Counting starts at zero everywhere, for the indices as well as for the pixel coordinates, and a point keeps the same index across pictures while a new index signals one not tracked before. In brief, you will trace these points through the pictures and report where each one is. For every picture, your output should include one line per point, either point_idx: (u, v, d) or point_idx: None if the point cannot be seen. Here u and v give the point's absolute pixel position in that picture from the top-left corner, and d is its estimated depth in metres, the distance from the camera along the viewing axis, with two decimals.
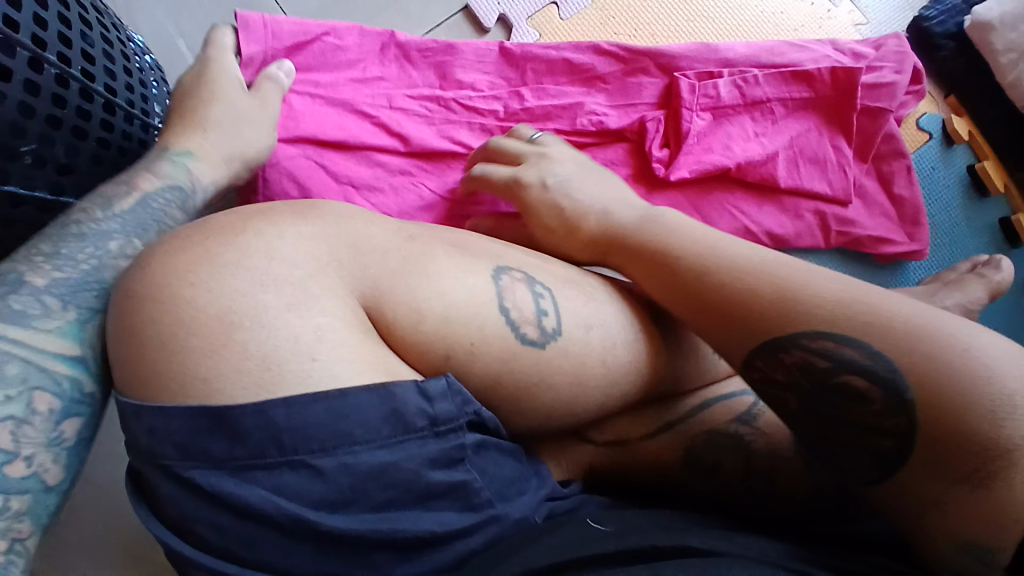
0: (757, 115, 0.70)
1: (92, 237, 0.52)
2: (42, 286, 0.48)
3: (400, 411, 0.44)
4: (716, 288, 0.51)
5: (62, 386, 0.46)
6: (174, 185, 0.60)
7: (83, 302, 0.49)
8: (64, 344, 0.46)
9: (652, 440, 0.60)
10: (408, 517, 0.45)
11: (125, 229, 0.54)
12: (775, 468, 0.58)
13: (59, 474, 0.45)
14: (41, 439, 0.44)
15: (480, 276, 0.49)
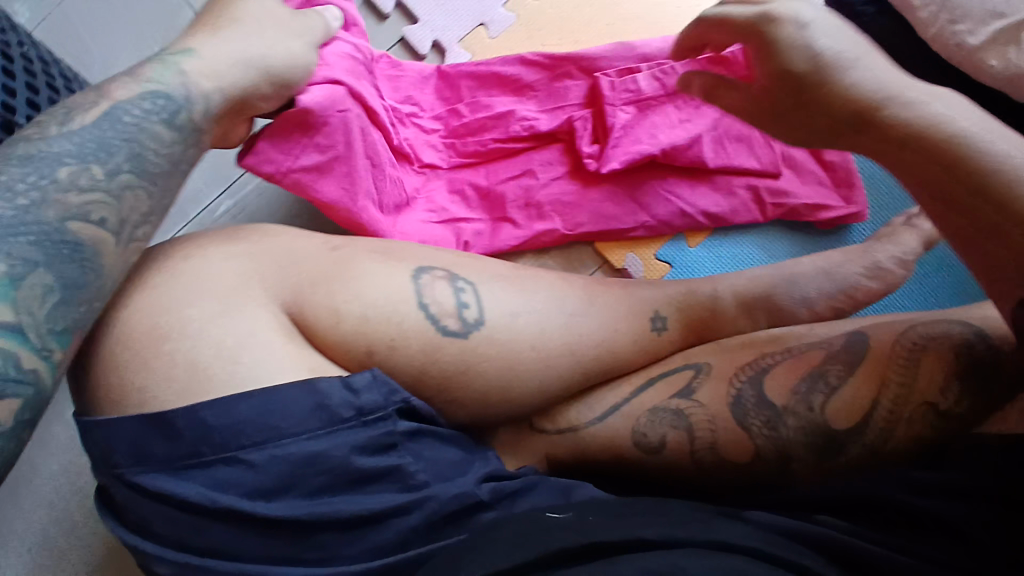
0: (679, 103, 0.71)
1: (38, 161, 0.47)
2: None
3: (325, 403, 0.49)
4: (1002, 186, 0.47)
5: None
6: (158, 92, 0.53)
7: (17, 251, 0.44)
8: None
9: (599, 423, 0.62)
10: (342, 500, 0.49)
11: (80, 154, 0.49)
12: (717, 437, 0.58)
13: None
14: None
15: (400, 277, 0.54)
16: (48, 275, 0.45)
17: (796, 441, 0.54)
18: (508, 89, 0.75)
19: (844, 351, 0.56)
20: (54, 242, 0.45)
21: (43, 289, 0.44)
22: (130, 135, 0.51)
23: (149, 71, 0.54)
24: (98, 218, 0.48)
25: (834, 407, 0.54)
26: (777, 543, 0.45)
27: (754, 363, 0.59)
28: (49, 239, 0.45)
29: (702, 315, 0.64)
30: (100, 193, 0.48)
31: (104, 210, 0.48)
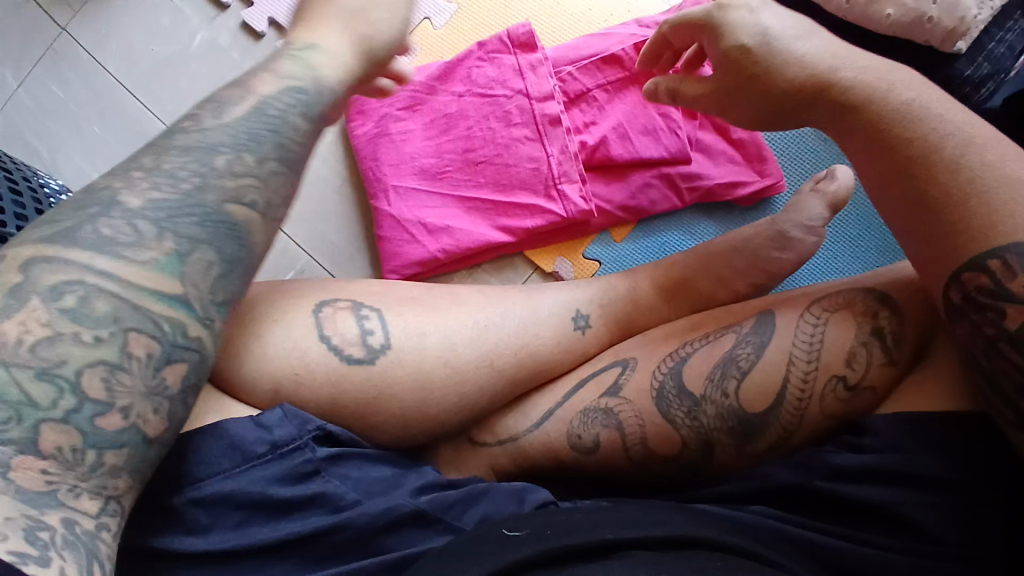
0: (583, 107, 0.73)
1: (198, 151, 0.46)
2: (135, 208, 0.44)
3: (237, 441, 0.51)
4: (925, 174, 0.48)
5: (162, 327, 0.43)
6: (297, 88, 0.51)
7: (182, 230, 0.44)
8: (160, 278, 0.43)
9: (537, 429, 0.62)
10: (268, 527, 0.51)
11: (234, 143, 0.47)
12: (644, 428, 0.58)
13: (154, 424, 0.43)
14: (139, 388, 0.42)
15: (301, 313, 0.57)
16: (205, 250, 0.45)
17: (716, 428, 0.55)
18: (423, 115, 0.74)
19: (752, 334, 0.56)
20: (213, 222, 0.45)
21: (205, 263, 0.45)
22: (273, 125, 0.49)
23: (283, 66, 0.52)
24: (253, 200, 0.47)
25: (746, 392, 0.54)
26: (735, 536, 0.48)
27: (674, 352, 0.59)
28: (211, 215, 0.45)
29: (622, 308, 0.65)
30: (258, 173, 0.48)
31: (255, 192, 0.47)
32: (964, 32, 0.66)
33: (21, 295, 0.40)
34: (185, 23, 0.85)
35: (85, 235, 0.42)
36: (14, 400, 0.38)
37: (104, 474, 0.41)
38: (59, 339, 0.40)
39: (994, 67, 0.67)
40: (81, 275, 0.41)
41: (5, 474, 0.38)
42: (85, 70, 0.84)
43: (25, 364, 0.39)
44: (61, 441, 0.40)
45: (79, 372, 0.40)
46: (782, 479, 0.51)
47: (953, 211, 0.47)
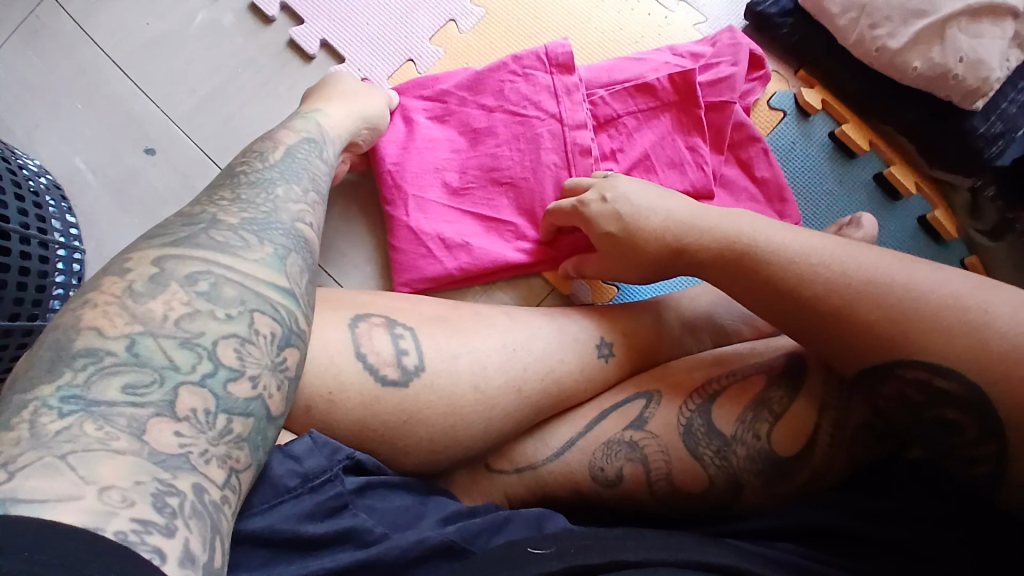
0: (612, 132, 0.73)
1: (262, 184, 0.53)
2: (237, 223, 0.49)
3: (268, 475, 0.48)
4: (826, 302, 0.51)
5: (278, 312, 0.46)
6: (309, 138, 0.61)
7: (275, 240, 0.49)
8: (270, 272, 0.47)
9: (558, 458, 0.61)
10: (295, 564, 0.47)
11: (285, 176, 0.55)
12: (671, 464, 0.58)
13: (277, 401, 0.44)
14: (265, 361, 0.44)
15: (336, 328, 0.54)
16: (297, 256, 0.50)
17: (745, 469, 0.56)
18: (446, 127, 0.73)
19: (782, 379, 0.57)
20: (296, 236, 0.51)
21: (299, 266, 0.49)
22: (307, 165, 0.58)
23: (297, 123, 0.62)
24: (309, 221, 0.54)
25: (778, 434, 0.56)
26: (748, 561, 0.48)
27: (702, 388, 0.60)
28: (293, 230, 0.51)
29: (648, 339, 0.66)
30: (310, 202, 0.55)
31: (311, 215, 0.54)
32: (984, 92, 0.69)
33: (157, 283, 0.43)
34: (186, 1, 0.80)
35: (202, 239, 0.46)
36: (158, 364, 0.40)
37: (231, 443, 0.41)
38: (197, 316, 0.43)
39: (1007, 126, 0.70)
40: (207, 266, 0.45)
41: (140, 437, 0.37)
42: (71, 41, 0.78)
43: (169, 335, 0.41)
44: (196, 403, 0.40)
45: (215, 342, 0.42)
46: (804, 518, 0.52)
47: (856, 334, 0.50)
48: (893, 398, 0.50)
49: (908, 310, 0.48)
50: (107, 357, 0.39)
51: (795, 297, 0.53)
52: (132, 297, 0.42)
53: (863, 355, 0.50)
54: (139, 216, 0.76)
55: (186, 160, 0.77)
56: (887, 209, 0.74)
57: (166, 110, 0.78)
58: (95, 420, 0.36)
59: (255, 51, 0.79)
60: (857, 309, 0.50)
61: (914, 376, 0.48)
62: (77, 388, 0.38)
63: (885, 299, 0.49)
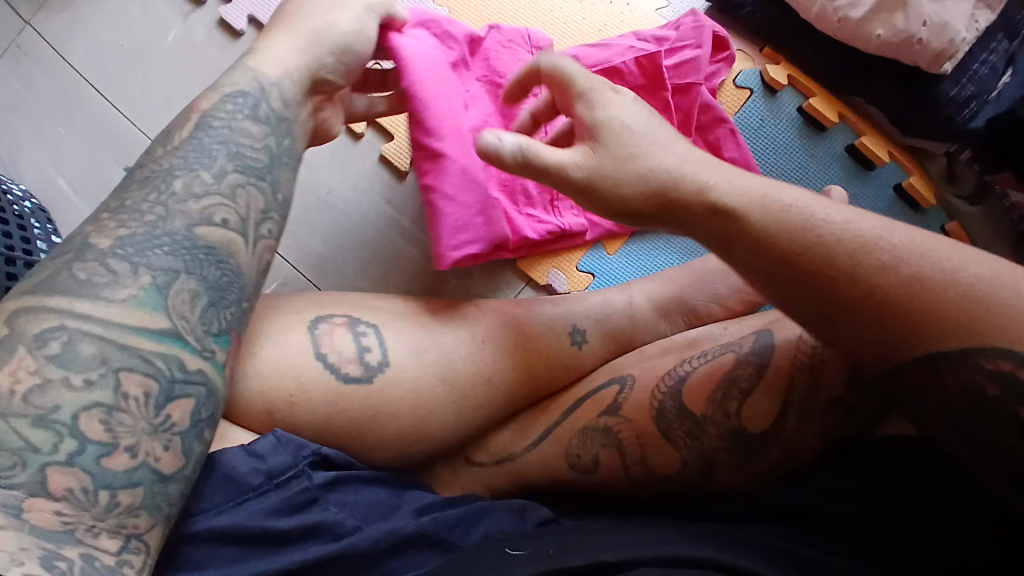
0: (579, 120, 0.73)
1: (157, 179, 0.50)
2: (109, 246, 0.46)
3: (231, 474, 0.50)
4: (873, 276, 0.44)
5: (155, 365, 0.45)
6: (239, 92, 0.54)
7: (157, 262, 0.46)
8: (142, 314, 0.45)
9: (535, 449, 0.61)
10: (263, 560, 0.50)
11: (188, 164, 0.50)
12: (646, 445, 0.58)
13: (168, 461, 0.45)
14: (141, 426, 0.44)
15: (296, 330, 0.55)
16: (185, 278, 0.47)
17: (717, 447, 0.56)
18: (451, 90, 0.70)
19: (752, 354, 0.56)
20: (190, 248, 0.48)
21: (188, 294, 0.47)
22: (224, 138, 0.52)
23: (228, 78, 0.55)
24: (221, 219, 0.50)
25: (748, 410, 0.55)
26: (731, 554, 0.48)
27: (672, 370, 0.59)
28: (184, 239, 0.48)
29: (621, 325, 0.65)
30: (218, 189, 0.50)
31: (224, 210, 0.50)
32: (951, 55, 0.68)
33: (8, 346, 0.42)
34: (157, 17, 0.81)
35: (64, 281, 0.45)
36: (15, 446, 0.41)
37: (123, 514, 0.43)
38: (49, 386, 0.42)
39: (978, 88, 0.70)
40: (60, 320, 0.43)
41: (18, 515, 0.40)
42: (48, 66, 0.80)
43: (20, 414, 0.41)
44: (70, 483, 0.42)
45: (75, 416, 0.42)
46: (784, 500, 0.53)
47: (907, 313, 0.43)
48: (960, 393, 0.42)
49: (974, 293, 0.42)
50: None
51: (824, 266, 0.45)
52: None
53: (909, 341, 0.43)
54: None
55: None
56: (861, 182, 0.74)
57: (143, 128, 0.80)
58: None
59: (225, 64, 0.81)
60: (905, 289, 0.43)
61: (995, 366, 0.41)
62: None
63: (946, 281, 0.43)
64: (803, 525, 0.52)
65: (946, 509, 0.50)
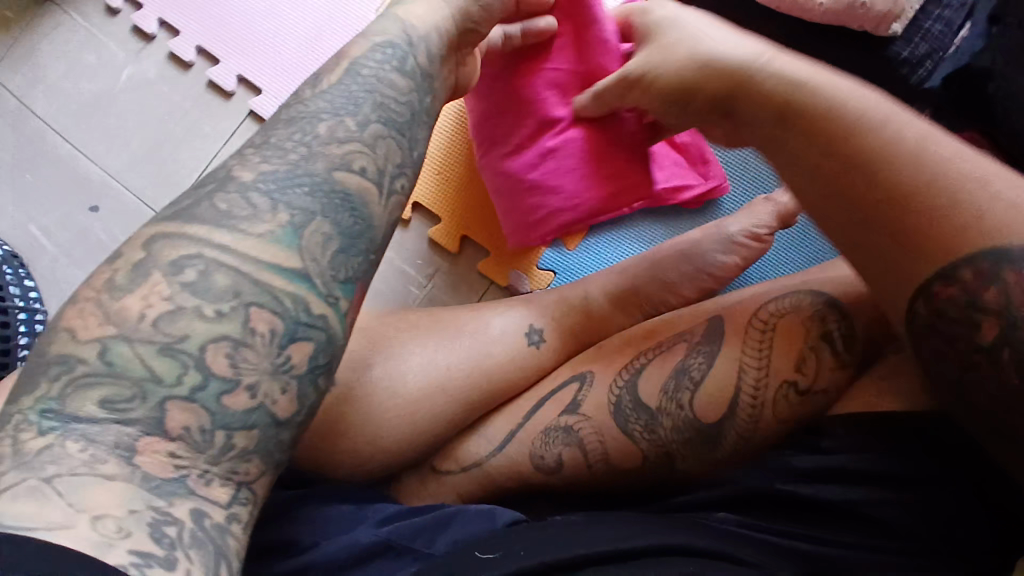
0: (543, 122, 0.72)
1: (302, 121, 0.46)
2: (250, 181, 0.43)
3: None
4: (888, 161, 0.44)
5: (284, 305, 0.41)
6: (389, 43, 0.51)
7: (295, 201, 0.43)
8: (277, 252, 0.41)
9: (500, 453, 0.60)
10: None
11: (334, 109, 0.47)
12: (606, 450, 0.57)
13: (285, 407, 0.41)
14: (263, 366, 0.40)
15: None
16: (323, 220, 0.43)
17: (674, 440, 0.55)
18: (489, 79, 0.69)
19: (702, 343, 0.56)
20: (327, 192, 0.44)
21: (322, 236, 0.43)
22: (371, 86, 0.49)
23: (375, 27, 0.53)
24: (361, 165, 0.46)
25: (700, 401, 0.54)
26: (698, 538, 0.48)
27: (629, 365, 0.59)
28: (326, 183, 0.44)
29: (577, 321, 0.66)
30: (363, 137, 0.47)
31: (363, 158, 0.46)
32: (897, 15, 0.68)
33: (141, 273, 0.40)
34: (110, 58, 0.84)
35: (202, 210, 0.42)
36: (137, 376, 0.38)
37: (235, 459, 0.40)
38: (180, 314, 0.39)
39: (931, 46, 0.70)
40: (196, 248, 0.40)
41: (130, 460, 0.37)
42: (12, 115, 0.83)
43: (145, 340, 0.38)
44: (190, 421, 0.38)
45: (202, 349, 0.39)
46: (750, 487, 0.52)
47: (917, 203, 0.43)
48: (984, 317, 0.39)
49: (990, 216, 0.40)
50: (79, 366, 0.38)
51: (851, 157, 0.46)
52: (111, 291, 0.39)
53: (920, 248, 0.42)
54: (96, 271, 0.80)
55: (132, 214, 0.81)
56: None
57: (103, 166, 0.82)
58: (77, 439, 0.36)
59: (181, 96, 0.83)
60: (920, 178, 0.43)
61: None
62: (55, 402, 0.37)
63: (970, 196, 0.41)
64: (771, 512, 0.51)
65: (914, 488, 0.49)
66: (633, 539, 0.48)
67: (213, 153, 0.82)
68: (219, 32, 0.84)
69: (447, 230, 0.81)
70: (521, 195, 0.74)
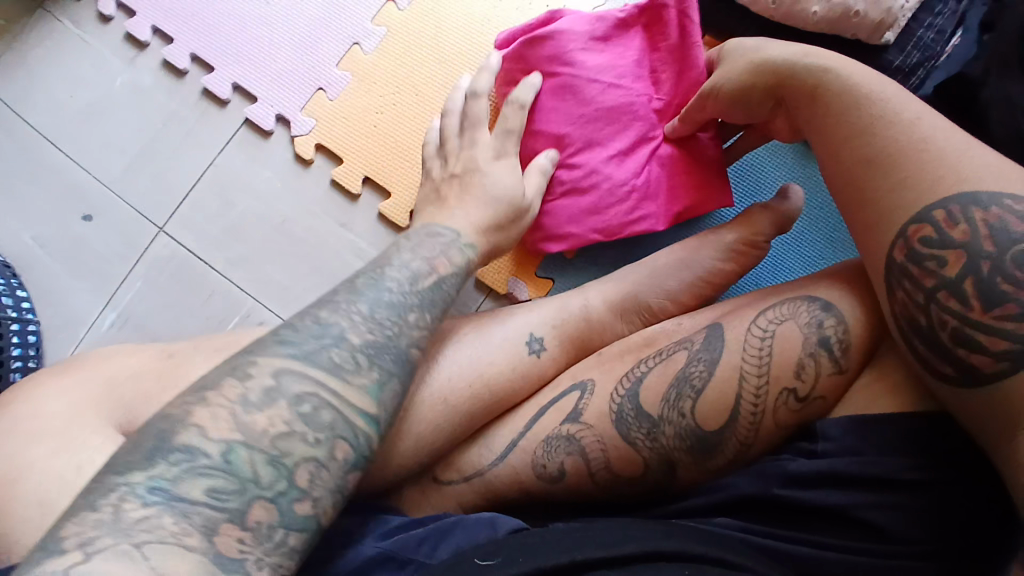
0: (609, 124, 0.76)
1: (397, 307, 0.56)
2: (357, 344, 0.52)
3: None
4: (885, 154, 0.54)
5: (358, 440, 0.50)
6: (457, 273, 0.63)
7: (385, 366, 0.53)
8: (366, 400, 0.51)
9: (501, 463, 0.60)
10: None
11: (420, 305, 0.58)
12: (608, 458, 0.57)
13: (328, 513, 0.48)
14: (329, 483, 0.48)
15: None
16: (397, 382, 0.53)
17: (676, 447, 0.55)
18: (601, 87, 0.75)
19: (703, 350, 0.57)
20: (404, 361, 0.54)
21: (395, 395, 0.53)
22: (438, 300, 0.60)
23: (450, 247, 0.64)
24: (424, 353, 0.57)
25: (702, 409, 0.55)
26: (697, 544, 0.49)
27: (629, 373, 0.59)
28: (405, 357, 0.54)
29: (578, 329, 0.67)
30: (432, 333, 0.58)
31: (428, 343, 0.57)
32: (890, 24, 0.71)
33: (271, 396, 0.48)
34: (105, 65, 0.83)
35: (322, 358, 0.50)
36: (244, 476, 0.45)
37: (283, 554, 0.45)
38: (290, 436, 0.47)
39: (923, 55, 0.73)
40: (317, 388, 0.49)
41: (211, 538, 0.42)
42: (5, 122, 0.82)
43: (262, 451, 0.46)
44: (262, 517, 0.44)
45: (297, 464, 0.46)
46: (745, 490, 0.52)
47: (904, 178, 0.52)
48: (948, 257, 0.49)
49: (943, 164, 0.51)
50: (201, 457, 0.44)
51: (857, 133, 0.56)
52: (244, 405, 0.46)
53: (910, 208, 0.51)
54: (92, 281, 0.79)
55: (126, 221, 0.80)
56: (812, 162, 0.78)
57: (97, 174, 0.81)
58: (173, 514, 0.42)
59: (176, 104, 0.83)
60: (907, 166, 0.52)
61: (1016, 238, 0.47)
62: (165, 482, 0.43)
63: (933, 160, 0.51)
64: (766, 515, 0.52)
65: (907, 491, 0.49)
66: (628, 543, 0.49)
67: (209, 160, 0.82)
68: (214, 37, 0.83)
69: None
70: (609, 198, 0.76)
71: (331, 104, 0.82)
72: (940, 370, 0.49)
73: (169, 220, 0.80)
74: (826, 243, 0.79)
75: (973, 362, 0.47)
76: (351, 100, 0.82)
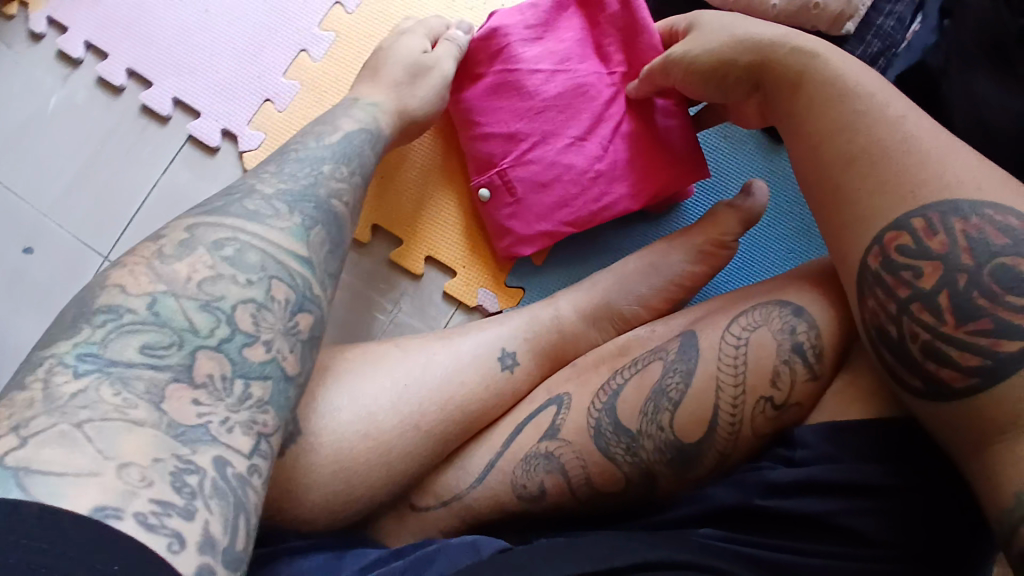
0: (561, 113, 0.74)
1: (309, 162, 0.60)
2: (272, 195, 0.55)
3: None
4: (869, 148, 0.53)
5: (295, 281, 0.52)
6: (366, 129, 0.66)
7: (304, 211, 0.55)
8: (293, 242, 0.53)
9: (478, 485, 0.59)
10: None
11: (335, 156, 0.61)
12: (589, 474, 0.56)
13: (289, 361, 0.50)
14: (278, 326, 0.50)
15: None
16: (323, 229, 0.56)
17: (656, 462, 0.54)
18: (544, 77, 0.74)
19: (678, 360, 0.56)
20: (326, 208, 0.57)
21: (321, 239, 0.55)
22: (348, 155, 0.62)
23: (360, 113, 0.68)
24: (347, 201, 0.60)
25: (680, 421, 0.54)
26: (691, 552, 0.48)
27: (605, 386, 0.58)
28: (326, 205, 0.57)
29: (550, 339, 0.66)
30: (352, 182, 0.61)
31: (348, 194, 0.60)
32: (849, 16, 0.72)
33: (187, 246, 0.50)
34: (36, 84, 0.79)
35: (235, 209, 0.53)
36: (180, 327, 0.47)
37: (253, 408, 0.47)
38: (220, 280, 0.49)
39: (883, 44, 0.74)
40: (234, 232, 0.52)
41: (159, 406, 0.43)
42: None
43: (191, 296, 0.48)
44: (212, 368, 0.46)
45: (234, 308, 0.49)
46: (724, 499, 0.52)
47: (885, 172, 0.52)
48: (925, 267, 0.48)
49: (927, 169, 0.50)
50: (127, 315, 0.46)
51: (839, 125, 0.55)
52: (160, 260, 0.49)
53: (889, 211, 0.51)
54: (35, 316, 0.75)
55: (69, 251, 0.76)
56: (775, 159, 0.80)
57: (35, 202, 0.77)
58: (111, 384, 0.43)
59: (116, 123, 0.79)
60: (889, 163, 0.52)
61: (998, 243, 0.46)
62: (95, 347, 0.44)
63: (918, 162, 0.51)
64: (751, 523, 0.51)
65: (881, 492, 0.49)
66: (616, 558, 0.48)
67: (154, 180, 0.78)
68: (152, 51, 0.79)
69: (408, 251, 0.80)
70: (573, 188, 0.74)
71: (277, 115, 0.78)
72: (911, 381, 0.49)
73: (113, 249, 0.76)
74: (793, 239, 0.79)
75: (942, 376, 0.47)
76: (302, 110, 0.78)
